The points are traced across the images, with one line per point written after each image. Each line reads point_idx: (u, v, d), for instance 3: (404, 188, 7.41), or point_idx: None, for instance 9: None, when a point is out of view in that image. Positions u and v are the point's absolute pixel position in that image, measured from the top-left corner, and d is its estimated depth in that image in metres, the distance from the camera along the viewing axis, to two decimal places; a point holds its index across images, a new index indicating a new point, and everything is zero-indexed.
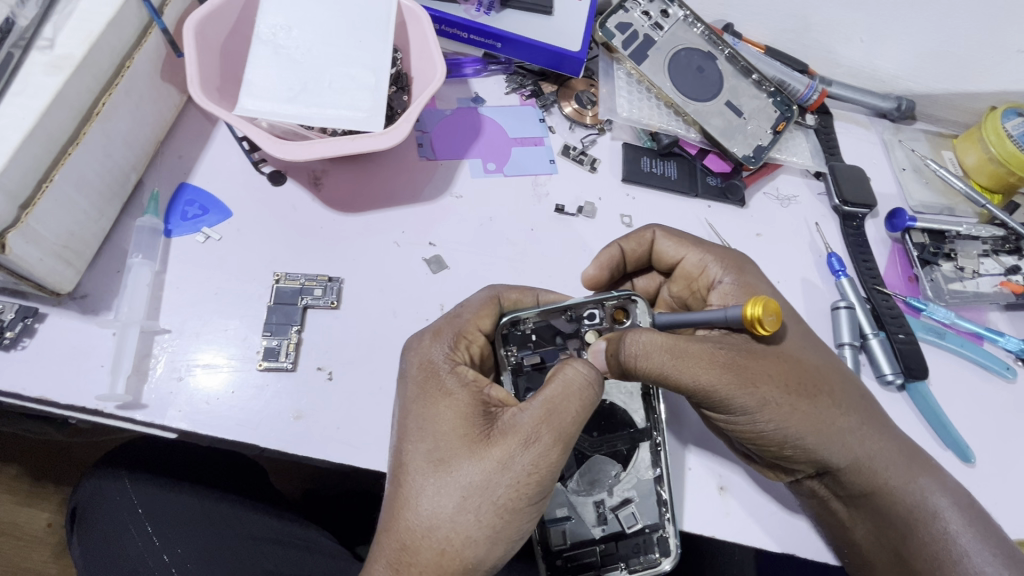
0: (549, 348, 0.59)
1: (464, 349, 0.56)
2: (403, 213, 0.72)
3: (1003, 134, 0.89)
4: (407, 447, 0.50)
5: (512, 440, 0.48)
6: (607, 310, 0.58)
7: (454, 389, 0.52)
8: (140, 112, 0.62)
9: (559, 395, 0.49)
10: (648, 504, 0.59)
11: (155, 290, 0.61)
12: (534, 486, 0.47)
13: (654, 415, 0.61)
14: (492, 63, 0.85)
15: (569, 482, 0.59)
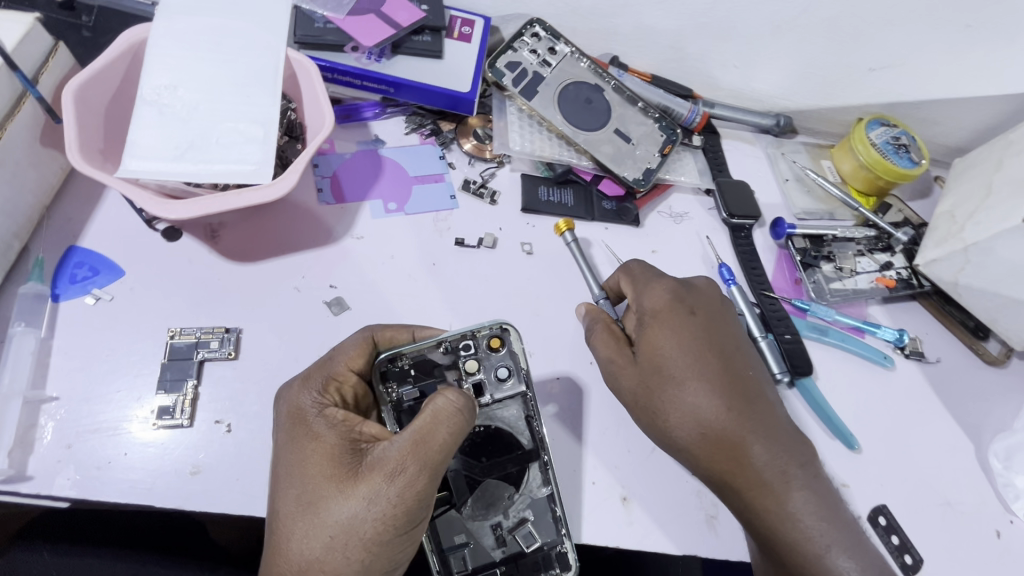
0: (428, 382, 0.64)
1: (334, 392, 0.60)
2: (304, 259, 0.73)
3: (868, 142, 0.98)
4: (281, 494, 0.54)
5: (375, 476, 0.52)
6: (481, 340, 0.65)
7: (322, 433, 0.56)
8: (18, 180, 0.63)
9: (426, 426, 0.54)
10: (542, 521, 0.64)
11: (41, 357, 0.61)
12: (398, 518, 0.52)
13: (537, 436, 0.66)
14: (390, 106, 0.88)
15: (464, 509, 0.65)
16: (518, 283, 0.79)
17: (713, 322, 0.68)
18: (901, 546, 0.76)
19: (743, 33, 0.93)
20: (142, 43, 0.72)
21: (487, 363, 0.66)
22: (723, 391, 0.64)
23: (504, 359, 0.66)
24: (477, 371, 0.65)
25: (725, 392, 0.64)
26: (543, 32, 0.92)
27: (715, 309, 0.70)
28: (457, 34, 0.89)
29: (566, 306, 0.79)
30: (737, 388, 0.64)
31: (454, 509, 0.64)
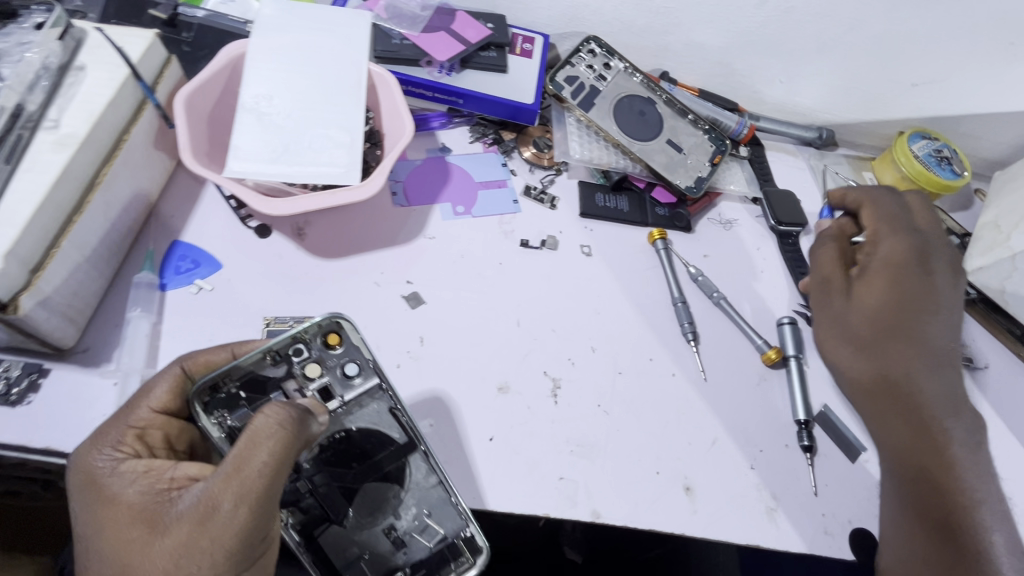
0: (260, 400, 0.56)
1: (135, 441, 0.54)
2: (383, 256, 0.78)
3: (911, 155, 1.01)
4: (94, 565, 0.49)
5: (183, 525, 0.46)
6: (314, 343, 0.58)
7: (121, 493, 0.50)
8: (136, 179, 0.69)
9: (242, 452, 0.45)
10: (440, 510, 0.60)
11: (153, 340, 0.66)
12: (226, 556, 0.45)
13: (410, 427, 0.61)
14: (456, 116, 0.94)
15: (347, 520, 0.59)
16: (579, 283, 0.83)
17: (918, 269, 0.74)
18: None
19: (790, 49, 0.97)
20: (241, 56, 0.78)
21: (329, 363, 0.59)
22: (907, 333, 0.72)
23: (349, 354, 0.60)
24: (320, 375, 0.58)
25: (893, 334, 0.72)
26: (598, 49, 0.96)
27: (898, 262, 0.74)
28: (519, 50, 0.94)
29: (625, 305, 0.82)
30: (888, 337, 0.73)
31: (335, 524, 0.58)
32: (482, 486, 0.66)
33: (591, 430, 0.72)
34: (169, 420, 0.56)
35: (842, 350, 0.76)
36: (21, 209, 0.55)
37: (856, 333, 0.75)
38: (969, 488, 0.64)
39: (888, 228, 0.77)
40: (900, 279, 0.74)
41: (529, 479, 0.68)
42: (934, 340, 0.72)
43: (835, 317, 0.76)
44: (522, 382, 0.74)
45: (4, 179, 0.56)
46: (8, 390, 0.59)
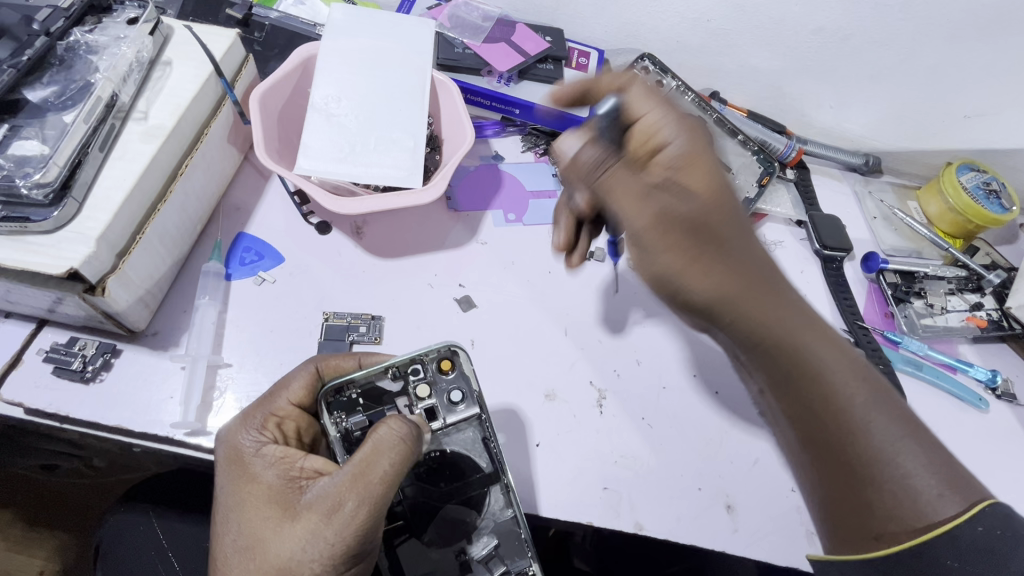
0: (376, 410, 0.62)
1: (274, 427, 0.58)
2: (436, 258, 0.80)
3: (959, 187, 1.01)
4: (222, 537, 0.53)
5: (314, 514, 0.51)
6: (430, 365, 0.64)
7: (259, 472, 0.55)
8: (210, 172, 0.71)
9: (367, 457, 0.52)
10: (510, 544, 0.61)
11: (218, 327, 0.68)
12: (344, 551, 0.50)
13: (496, 459, 0.63)
14: (510, 125, 0.95)
15: (424, 536, 0.61)
16: (623, 295, 0.84)
17: (703, 170, 0.58)
18: None
19: (843, 75, 0.98)
20: (313, 57, 0.81)
21: (439, 386, 0.64)
22: (726, 254, 0.55)
23: (457, 381, 0.64)
24: (428, 396, 0.63)
25: (704, 236, 0.55)
26: (652, 66, 0.97)
27: (696, 178, 0.58)
28: (575, 63, 0.96)
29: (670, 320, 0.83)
30: (706, 245, 0.55)
31: (414, 538, 0.61)
32: (532, 490, 0.68)
33: (635, 442, 0.73)
34: (303, 413, 0.61)
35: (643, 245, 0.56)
36: (113, 195, 0.57)
37: (672, 213, 0.55)
38: (888, 485, 0.49)
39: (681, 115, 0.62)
40: (694, 173, 0.58)
41: (575, 486, 0.69)
42: (733, 244, 0.56)
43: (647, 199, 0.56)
44: (569, 391, 0.75)
45: (98, 167, 0.59)
46: (83, 368, 0.61)
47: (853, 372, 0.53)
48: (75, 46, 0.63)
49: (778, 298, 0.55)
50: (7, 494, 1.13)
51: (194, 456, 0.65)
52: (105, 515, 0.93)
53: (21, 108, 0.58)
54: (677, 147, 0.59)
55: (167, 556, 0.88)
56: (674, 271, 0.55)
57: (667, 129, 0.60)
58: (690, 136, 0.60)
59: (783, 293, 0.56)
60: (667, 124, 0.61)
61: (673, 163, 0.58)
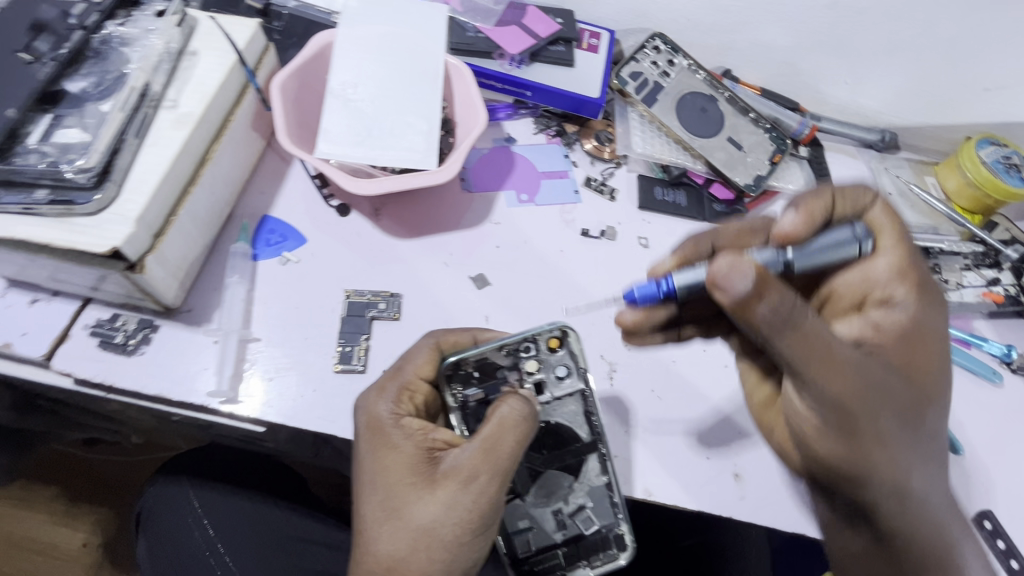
0: (490, 384, 0.71)
1: (408, 401, 0.65)
2: (452, 238, 0.83)
3: (979, 161, 1.00)
4: (366, 500, 0.59)
5: (454, 481, 0.57)
6: (541, 342, 0.72)
7: (399, 442, 0.61)
8: (236, 157, 0.75)
9: (493, 433, 0.59)
10: (601, 505, 0.69)
11: (247, 304, 0.72)
12: (477, 517, 0.57)
13: (597, 430, 0.71)
14: (522, 108, 0.97)
15: (526, 496, 0.70)
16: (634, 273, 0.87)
17: (936, 346, 0.59)
18: (1007, 551, 0.76)
19: (857, 51, 0.97)
20: (330, 45, 0.83)
21: (547, 362, 0.72)
22: (895, 453, 0.52)
23: (564, 359, 0.72)
24: (537, 371, 0.72)
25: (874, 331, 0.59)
26: (663, 45, 0.98)
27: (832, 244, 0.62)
28: (586, 44, 0.97)
29: None
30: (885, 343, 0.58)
31: (518, 497, 0.70)
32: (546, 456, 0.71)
33: (643, 414, 0.75)
34: (428, 390, 0.67)
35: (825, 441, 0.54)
36: (148, 179, 0.61)
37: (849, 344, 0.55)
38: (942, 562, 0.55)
39: (925, 280, 0.60)
40: (914, 347, 0.58)
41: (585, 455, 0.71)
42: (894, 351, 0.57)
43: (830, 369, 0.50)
44: None
45: (134, 153, 0.62)
46: (125, 341, 0.66)
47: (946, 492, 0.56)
48: (109, 39, 0.67)
49: (927, 456, 0.55)
50: (54, 472, 1.21)
51: (228, 424, 0.69)
52: (145, 487, 1.01)
53: (61, 98, 0.62)
54: (912, 324, 0.58)
55: (202, 522, 0.94)
56: (856, 470, 0.53)
57: (872, 265, 0.61)
58: (920, 302, 0.59)
59: (935, 426, 0.57)
60: (865, 269, 0.61)
61: (886, 326, 0.58)
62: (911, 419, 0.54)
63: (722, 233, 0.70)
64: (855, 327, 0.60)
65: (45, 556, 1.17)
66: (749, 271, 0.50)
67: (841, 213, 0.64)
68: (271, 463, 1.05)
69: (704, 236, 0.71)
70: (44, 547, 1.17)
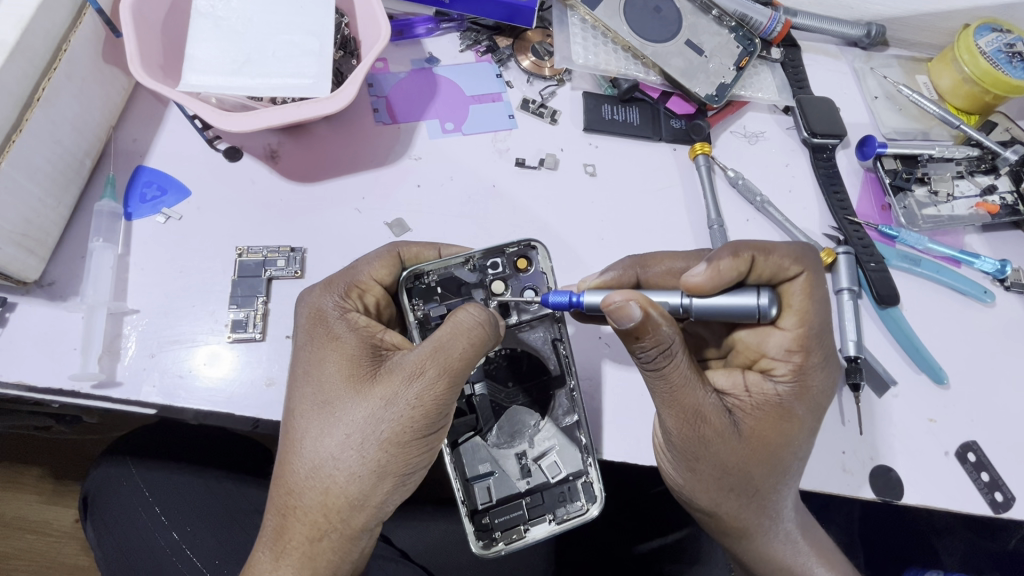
0: (455, 299, 0.60)
1: (356, 298, 0.56)
2: (363, 180, 0.72)
3: (976, 51, 0.86)
4: (297, 394, 0.51)
5: (398, 376, 0.48)
6: (509, 258, 0.61)
7: (341, 334, 0.52)
8: (85, 98, 0.63)
9: (445, 336, 0.48)
10: (569, 451, 0.60)
11: (120, 272, 0.62)
12: (421, 418, 0.47)
13: (565, 362, 0.62)
14: (445, 21, 0.83)
15: (489, 436, 0.61)
16: (581, 206, 0.76)
17: (793, 432, 0.54)
18: (990, 483, 0.70)
19: None
20: None
21: (516, 282, 0.61)
22: (715, 490, 0.56)
23: (534, 279, 0.61)
24: (504, 292, 0.60)
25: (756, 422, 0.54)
26: None
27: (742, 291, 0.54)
28: None
29: (622, 231, 0.76)
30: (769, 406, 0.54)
31: (479, 436, 0.60)
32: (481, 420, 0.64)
33: (592, 365, 0.68)
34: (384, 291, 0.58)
35: (688, 465, 0.56)
36: None
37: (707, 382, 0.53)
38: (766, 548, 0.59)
39: (818, 367, 0.54)
40: (770, 422, 0.54)
41: None
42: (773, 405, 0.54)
43: (683, 411, 0.52)
44: None
45: None
46: None
47: (777, 497, 0.57)
48: None
49: (751, 494, 0.56)
50: (17, 456, 1.10)
51: (115, 408, 0.61)
52: (92, 466, 0.88)
53: None
54: (782, 400, 0.54)
55: (151, 505, 0.82)
56: (679, 485, 0.58)
57: (773, 332, 0.56)
58: (801, 385, 0.54)
59: (775, 489, 0.56)
60: (766, 335, 0.56)
61: (754, 394, 0.55)
62: (742, 473, 0.54)
63: (648, 262, 0.63)
64: (729, 381, 0.57)
65: (38, 534, 1.08)
66: (636, 311, 0.48)
67: (765, 277, 0.54)
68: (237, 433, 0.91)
69: (632, 264, 0.63)
70: (36, 527, 1.08)
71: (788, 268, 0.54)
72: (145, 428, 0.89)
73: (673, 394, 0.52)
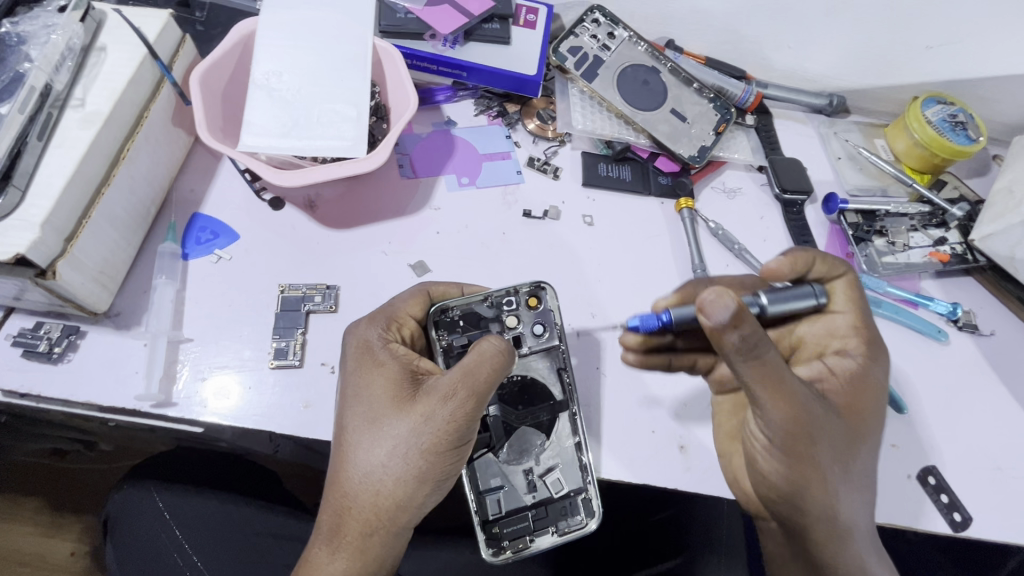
0: (475, 331, 0.69)
1: (396, 330, 0.65)
2: (390, 227, 0.82)
3: (924, 121, 0.99)
4: (348, 413, 0.59)
5: (434, 397, 0.56)
6: (522, 297, 0.71)
7: (385, 360, 0.60)
8: (156, 155, 0.73)
9: (476, 361, 0.56)
10: (570, 469, 0.68)
11: (178, 305, 0.71)
12: (454, 432, 0.55)
13: (569, 389, 0.70)
14: (462, 90, 0.95)
15: (500, 453, 0.68)
16: (581, 251, 0.86)
17: (876, 401, 0.63)
18: (949, 504, 0.78)
19: (797, 14, 0.95)
20: (252, 34, 0.81)
21: (525, 318, 0.71)
22: (837, 478, 0.59)
23: (542, 316, 0.71)
24: (516, 326, 0.70)
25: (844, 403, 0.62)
26: (602, 18, 0.96)
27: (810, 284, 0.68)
28: (523, 21, 0.94)
29: (617, 273, 0.86)
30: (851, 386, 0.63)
31: (491, 452, 0.68)
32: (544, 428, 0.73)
33: (591, 392, 0.76)
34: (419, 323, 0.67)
35: (797, 454, 0.57)
36: (54, 181, 0.60)
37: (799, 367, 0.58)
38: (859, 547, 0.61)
39: (874, 344, 0.66)
40: (855, 394, 0.62)
41: None
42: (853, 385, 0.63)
43: (789, 392, 0.56)
44: None
45: (38, 156, 0.61)
46: (50, 349, 0.65)
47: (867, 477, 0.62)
48: (6, 38, 0.63)
49: (856, 479, 0.60)
50: (31, 483, 1.14)
51: (164, 427, 0.69)
52: (112, 490, 0.93)
53: None
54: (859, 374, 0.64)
55: (171, 526, 0.87)
56: (794, 491, 0.59)
57: (833, 318, 0.69)
58: (867, 359, 0.65)
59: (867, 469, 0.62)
60: (828, 322, 0.69)
61: (840, 372, 0.64)
62: (847, 453, 0.60)
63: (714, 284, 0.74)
64: (814, 369, 0.65)
65: (32, 567, 1.10)
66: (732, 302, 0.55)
67: (818, 272, 0.69)
68: (239, 461, 0.97)
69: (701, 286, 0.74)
70: (31, 560, 1.10)
71: (833, 264, 0.69)
72: (167, 453, 0.96)
73: (779, 379, 0.55)
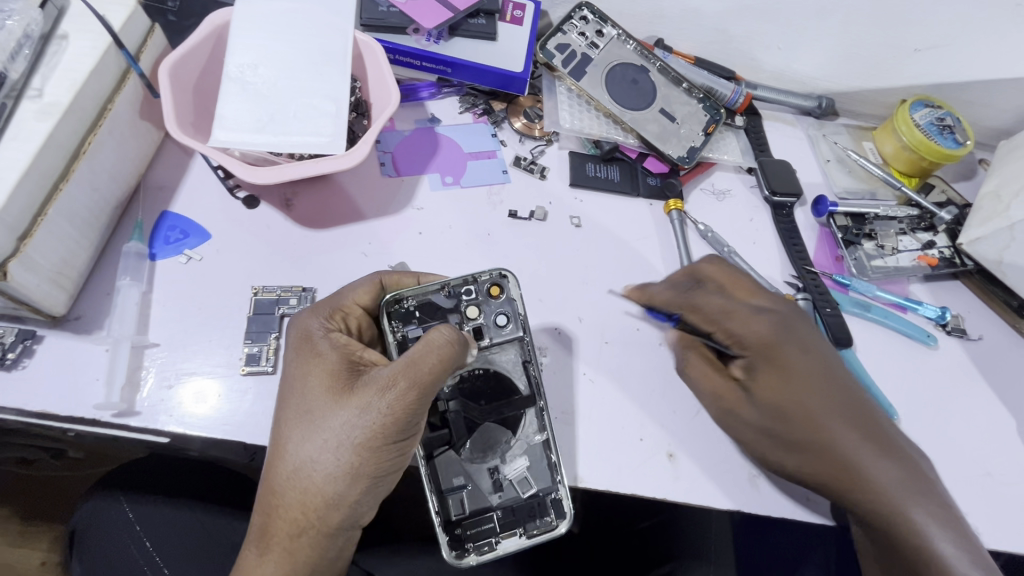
0: (432, 322, 0.66)
1: (340, 319, 0.63)
2: (370, 227, 0.79)
3: (912, 124, 0.98)
4: (285, 403, 0.58)
5: (370, 391, 0.54)
6: (482, 286, 0.67)
7: (324, 351, 0.59)
8: (121, 150, 0.69)
9: (417, 352, 0.54)
10: (538, 467, 0.65)
11: (143, 307, 0.67)
12: (389, 427, 0.53)
13: (535, 383, 0.68)
14: (446, 86, 0.92)
15: (462, 451, 0.66)
16: (568, 253, 0.84)
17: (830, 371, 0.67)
18: None
19: (788, 14, 0.94)
20: (226, 25, 0.77)
21: (486, 308, 0.67)
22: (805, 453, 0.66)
23: (504, 306, 0.67)
24: (477, 317, 0.67)
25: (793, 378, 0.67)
26: (591, 15, 0.94)
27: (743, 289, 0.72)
28: (509, 17, 0.92)
29: (604, 275, 0.83)
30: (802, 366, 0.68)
31: (453, 450, 0.66)
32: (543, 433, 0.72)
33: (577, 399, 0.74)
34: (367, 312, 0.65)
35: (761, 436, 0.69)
36: (6, 176, 0.56)
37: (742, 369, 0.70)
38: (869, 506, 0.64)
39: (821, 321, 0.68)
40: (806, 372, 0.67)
41: None
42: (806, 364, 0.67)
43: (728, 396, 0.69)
44: None
45: None
46: (3, 356, 0.61)
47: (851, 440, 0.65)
48: None
49: (831, 441, 0.65)
50: None
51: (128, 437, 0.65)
52: (80, 500, 0.89)
53: None
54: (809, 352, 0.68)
55: (139, 538, 0.83)
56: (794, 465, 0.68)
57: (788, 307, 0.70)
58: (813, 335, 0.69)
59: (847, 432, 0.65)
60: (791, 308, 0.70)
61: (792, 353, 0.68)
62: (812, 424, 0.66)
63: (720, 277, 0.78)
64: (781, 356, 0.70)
65: None
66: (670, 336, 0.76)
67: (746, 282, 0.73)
68: (219, 467, 0.93)
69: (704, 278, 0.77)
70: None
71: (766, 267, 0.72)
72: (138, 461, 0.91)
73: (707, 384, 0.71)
